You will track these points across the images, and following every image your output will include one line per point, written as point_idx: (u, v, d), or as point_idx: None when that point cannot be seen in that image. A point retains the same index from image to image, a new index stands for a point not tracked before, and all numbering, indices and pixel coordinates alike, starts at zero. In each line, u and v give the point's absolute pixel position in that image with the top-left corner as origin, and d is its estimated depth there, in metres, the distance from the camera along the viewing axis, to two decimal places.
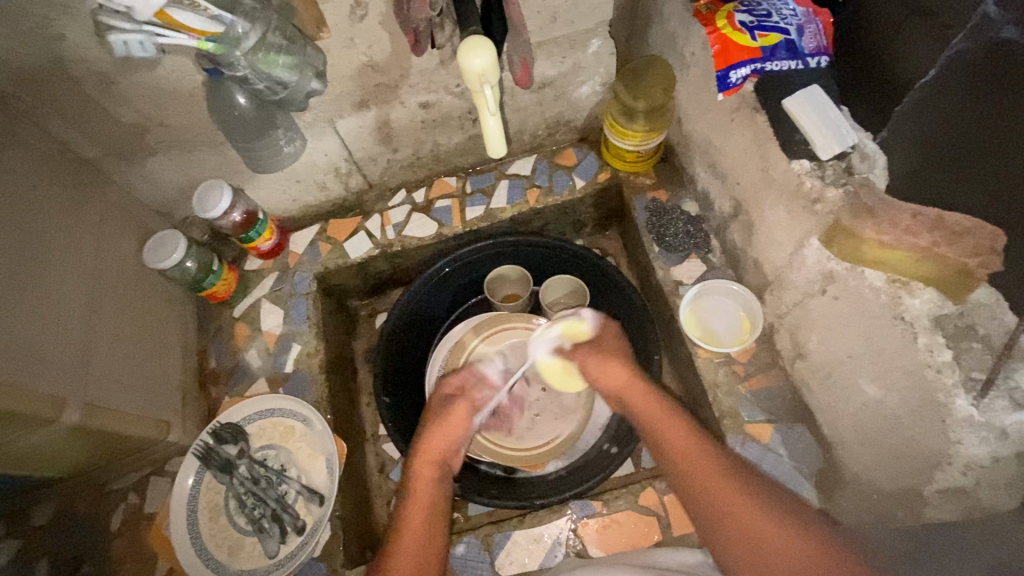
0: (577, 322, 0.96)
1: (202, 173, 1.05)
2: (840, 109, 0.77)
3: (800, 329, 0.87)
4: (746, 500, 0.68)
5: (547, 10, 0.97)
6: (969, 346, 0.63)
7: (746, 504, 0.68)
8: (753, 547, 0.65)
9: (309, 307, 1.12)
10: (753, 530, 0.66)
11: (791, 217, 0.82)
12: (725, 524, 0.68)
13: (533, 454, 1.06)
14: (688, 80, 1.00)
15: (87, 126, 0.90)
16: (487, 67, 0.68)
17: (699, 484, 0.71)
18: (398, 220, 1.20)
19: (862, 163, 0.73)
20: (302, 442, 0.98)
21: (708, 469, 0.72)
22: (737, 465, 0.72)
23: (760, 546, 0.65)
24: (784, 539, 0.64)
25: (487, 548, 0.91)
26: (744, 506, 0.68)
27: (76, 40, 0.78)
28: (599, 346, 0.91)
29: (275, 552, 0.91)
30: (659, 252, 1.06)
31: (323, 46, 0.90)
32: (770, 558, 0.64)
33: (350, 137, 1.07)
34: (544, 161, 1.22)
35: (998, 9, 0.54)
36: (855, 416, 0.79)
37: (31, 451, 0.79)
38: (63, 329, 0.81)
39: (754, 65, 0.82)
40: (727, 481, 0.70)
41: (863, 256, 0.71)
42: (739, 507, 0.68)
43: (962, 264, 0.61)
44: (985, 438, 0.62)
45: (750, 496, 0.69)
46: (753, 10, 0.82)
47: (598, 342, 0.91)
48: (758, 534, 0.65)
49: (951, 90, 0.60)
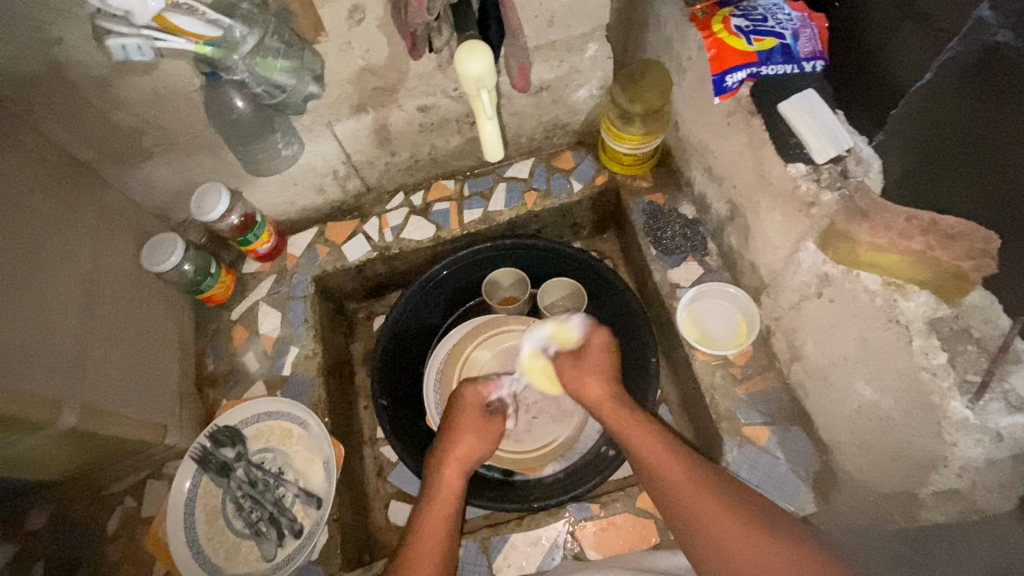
0: (565, 326, 0.99)
1: (199, 177, 1.06)
2: (836, 114, 0.78)
3: (796, 332, 0.87)
4: (724, 512, 0.69)
5: (544, 14, 0.98)
6: (963, 349, 0.64)
7: (723, 515, 0.69)
8: (728, 550, 0.66)
9: (306, 309, 1.12)
10: (730, 543, 0.66)
11: (786, 220, 0.82)
12: (701, 535, 0.69)
13: (529, 456, 1.06)
14: (684, 84, 1.00)
15: (84, 129, 0.90)
16: (483, 72, 0.68)
17: (677, 496, 0.73)
18: (396, 222, 1.20)
19: (857, 167, 0.74)
20: (300, 446, 0.98)
21: (685, 483, 0.73)
22: (717, 481, 0.74)
23: (736, 558, 0.65)
24: (767, 548, 0.65)
25: (484, 550, 0.91)
26: (721, 518, 0.68)
27: (74, 44, 0.78)
28: (586, 355, 0.94)
29: (272, 555, 0.91)
30: (657, 256, 1.07)
31: (321, 50, 0.90)
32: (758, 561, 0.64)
33: (348, 140, 1.08)
34: (542, 165, 1.23)
35: (993, 13, 0.54)
36: (851, 418, 0.79)
37: (29, 454, 0.79)
38: (60, 333, 0.81)
39: (750, 69, 0.82)
40: (702, 495, 0.71)
41: (858, 258, 0.71)
42: (712, 520, 0.69)
43: (957, 268, 0.62)
44: (980, 440, 0.62)
45: (730, 509, 0.69)
46: (749, 15, 0.83)
47: (584, 351, 0.95)
48: (734, 546, 0.66)
49: (948, 94, 0.60)
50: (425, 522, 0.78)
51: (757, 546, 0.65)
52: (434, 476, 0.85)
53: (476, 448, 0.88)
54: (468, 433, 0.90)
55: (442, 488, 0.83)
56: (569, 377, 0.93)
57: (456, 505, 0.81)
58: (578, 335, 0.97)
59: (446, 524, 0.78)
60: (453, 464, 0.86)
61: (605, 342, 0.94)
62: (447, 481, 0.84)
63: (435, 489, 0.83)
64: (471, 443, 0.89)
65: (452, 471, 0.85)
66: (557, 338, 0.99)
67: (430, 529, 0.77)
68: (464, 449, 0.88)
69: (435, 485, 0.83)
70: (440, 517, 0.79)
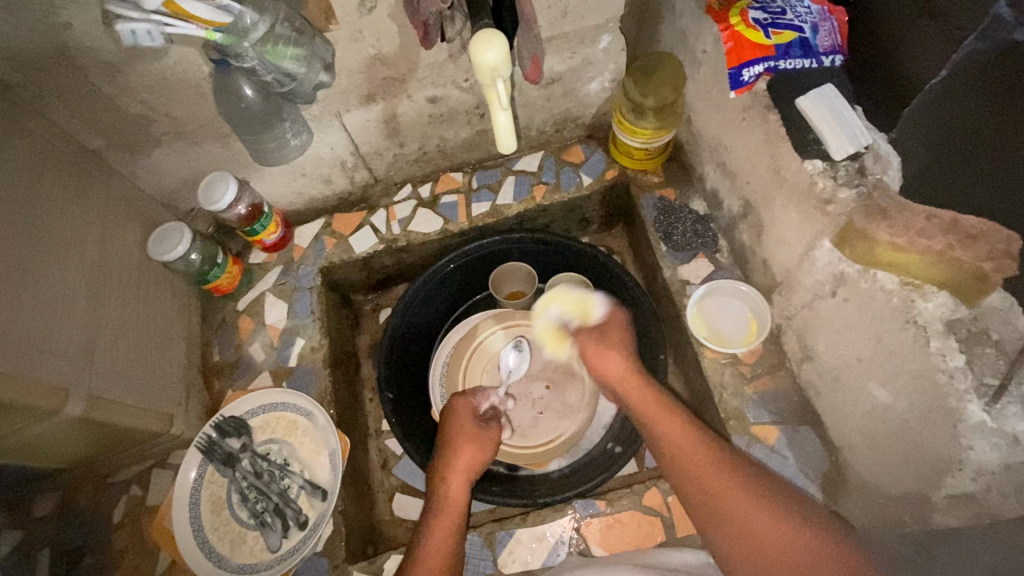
0: (591, 303, 0.97)
1: (206, 166, 1.05)
2: (857, 109, 0.74)
3: (808, 331, 0.86)
4: (753, 507, 0.68)
5: (558, 5, 0.96)
6: (982, 352, 0.62)
7: (746, 503, 0.68)
8: (752, 544, 0.66)
9: (313, 301, 1.11)
10: (755, 535, 0.66)
11: (802, 217, 0.81)
12: (729, 533, 0.68)
13: (534, 452, 1.06)
14: (698, 78, 0.99)
15: (92, 116, 0.90)
16: (499, 61, 0.66)
17: (705, 486, 0.72)
18: (404, 215, 1.19)
19: (876, 164, 0.72)
20: (305, 437, 0.97)
21: (714, 478, 0.72)
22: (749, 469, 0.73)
23: (769, 557, 0.64)
24: (786, 535, 0.65)
25: (490, 545, 0.90)
26: (756, 512, 0.67)
27: (83, 29, 0.77)
28: (608, 335, 0.92)
29: (277, 547, 0.91)
30: (667, 252, 1.05)
31: (331, 39, 0.89)
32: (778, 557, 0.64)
33: (357, 130, 1.07)
34: (551, 158, 1.21)
35: (1010, 10, 0.53)
36: (864, 419, 0.78)
37: (34, 442, 0.79)
38: (67, 322, 0.80)
39: (767, 63, 0.80)
40: (733, 488, 0.70)
41: (876, 258, 0.70)
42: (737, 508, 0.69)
43: (978, 268, 0.60)
44: (997, 444, 0.61)
45: (757, 499, 0.69)
46: (767, 8, 0.80)
47: (604, 329, 0.93)
48: (764, 541, 0.65)
49: (963, 92, 0.59)
50: (429, 545, 0.77)
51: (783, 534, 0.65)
52: (437, 491, 0.84)
53: (477, 459, 0.87)
54: (467, 444, 0.88)
55: (448, 503, 0.82)
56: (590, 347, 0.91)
57: (461, 522, 0.80)
58: (599, 311, 0.95)
59: (450, 543, 0.77)
60: (456, 479, 0.84)
61: (625, 325, 0.93)
62: (451, 496, 0.83)
63: (440, 507, 0.82)
64: (471, 453, 0.87)
65: (455, 485, 0.83)
66: (578, 313, 0.97)
67: (432, 553, 0.76)
68: (465, 462, 0.86)
69: (440, 500, 0.82)
70: (444, 537, 0.78)
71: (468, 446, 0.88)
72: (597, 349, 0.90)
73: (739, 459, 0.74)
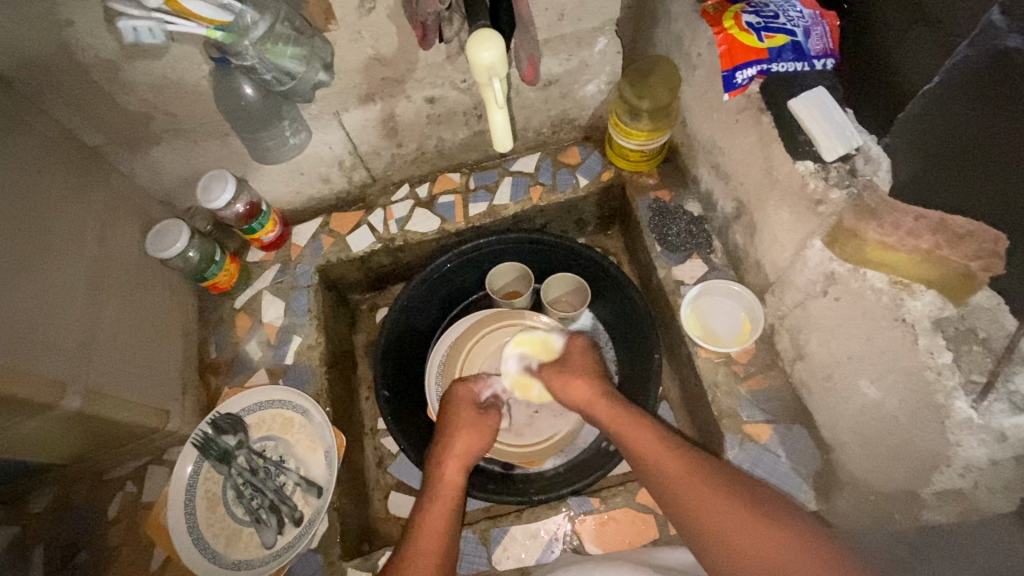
0: (549, 341, 1.08)
1: (205, 164, 1.06)
2: (846, 112, 0.77)
3: (801, 330, 0.87)
4: (718, 502, 0.71)
5: (554, 8, 0.98)
6: (969, 349, 0.63)
7: (718, 501, 0.71)
8: (722, 540, 0.68)
9: (310, 299, 1.12)
10: (736, 538, 0.67)
11: (794, 217, 0.82)
12: (699, 530, 0.71)
13: (530, 450, 1.07)
14: (693, 81, 1.00)
15: (92, 113, 0.91)
16: (495, 61, 0.67)
17: (672, 486, 0.75)
18: (401, 215, 1.20)
19: (866, 165, 0.73)
20: (302, 434, 0.98)
21: (678, 474, 0.75)
22: (714, 467, 0.75)
23: (739, 551, 0.67)
24: (767, 537, 0.66)
25: (485, 542, 0.91)
26: (719, 508, 0.70)
27: (84, 27, 0.78)
28: (568, 360, 1.01)
29: (272, 543, 0.91)
30: (661, 253, 1.06)
31: (331, 38, 0.90)
32: (745, 556, 0.66)
33: (355, 130, 1.08)
34: (547, 160, 1.22)
35: (1003, 17, 0.54)
36: (854, 417, 0.79)
37: (28, 436, 0.79)
38: (64, 317, 0.80)
39: (761, 65, 0.81)
40: (696, 483, 0.73)
41: (865, 256, 0.71)
42: (716, 511, 0.70)
43: (965, 267, 0.62)
44: (983, 440, 0.62)
45: (722, 492, 0.72)
46: (761, 11, 0.82)
47: (566, 357, 1.02)
48: (727, 536, 0.68)
49: (958, 97, 0.60)
50: (426, 519, 0.79)
51: (761, 536, 0.66)
52: (434, 472, 0.87)
53: (474, 444, 0.90)
54: (466, 430, 0.92)
55: (446, 482, 0.84)
56: (554, 376, 0.99)
57: (458, 500, 0.82)
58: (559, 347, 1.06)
59: (447, 522, 0.79)
60: (453, 461, 0.87)
61: (585, 348, 1.02)
62: (449, 475, 0.85)
63: (437, 485, 0.84)
64: (469, 439, 0.91)
65: (452, 466, 0.86)
66: (539, 351, 1.08)
67: (431, 524, 0.78)
68: (463, 446, 0.90)
69: (437, 479, 0.85)
70: (441, 513, 0.80)
71: (465, 433, 0.91)
72: (562, 373, 0.98)
73: (706, 459, 0.77)
